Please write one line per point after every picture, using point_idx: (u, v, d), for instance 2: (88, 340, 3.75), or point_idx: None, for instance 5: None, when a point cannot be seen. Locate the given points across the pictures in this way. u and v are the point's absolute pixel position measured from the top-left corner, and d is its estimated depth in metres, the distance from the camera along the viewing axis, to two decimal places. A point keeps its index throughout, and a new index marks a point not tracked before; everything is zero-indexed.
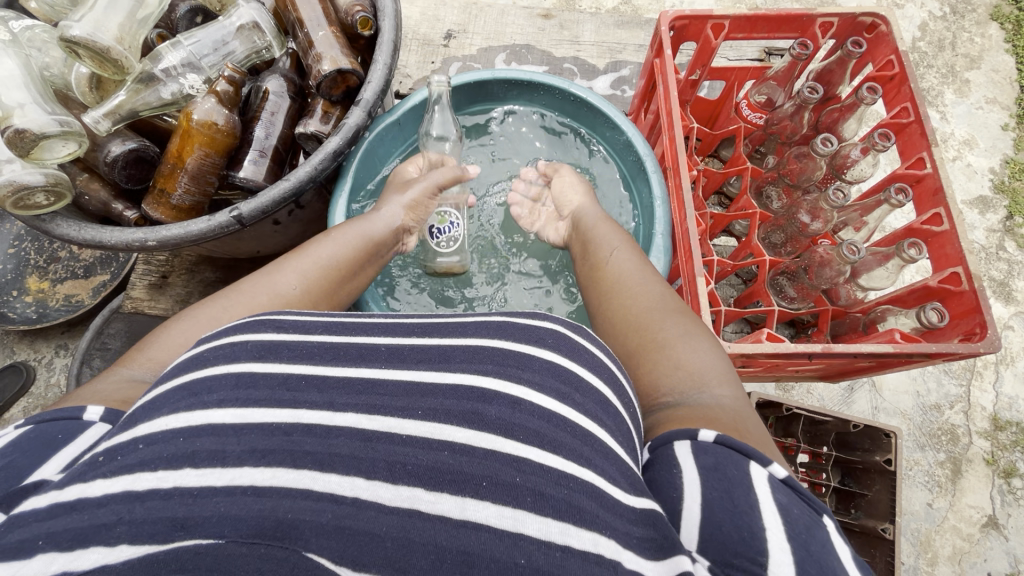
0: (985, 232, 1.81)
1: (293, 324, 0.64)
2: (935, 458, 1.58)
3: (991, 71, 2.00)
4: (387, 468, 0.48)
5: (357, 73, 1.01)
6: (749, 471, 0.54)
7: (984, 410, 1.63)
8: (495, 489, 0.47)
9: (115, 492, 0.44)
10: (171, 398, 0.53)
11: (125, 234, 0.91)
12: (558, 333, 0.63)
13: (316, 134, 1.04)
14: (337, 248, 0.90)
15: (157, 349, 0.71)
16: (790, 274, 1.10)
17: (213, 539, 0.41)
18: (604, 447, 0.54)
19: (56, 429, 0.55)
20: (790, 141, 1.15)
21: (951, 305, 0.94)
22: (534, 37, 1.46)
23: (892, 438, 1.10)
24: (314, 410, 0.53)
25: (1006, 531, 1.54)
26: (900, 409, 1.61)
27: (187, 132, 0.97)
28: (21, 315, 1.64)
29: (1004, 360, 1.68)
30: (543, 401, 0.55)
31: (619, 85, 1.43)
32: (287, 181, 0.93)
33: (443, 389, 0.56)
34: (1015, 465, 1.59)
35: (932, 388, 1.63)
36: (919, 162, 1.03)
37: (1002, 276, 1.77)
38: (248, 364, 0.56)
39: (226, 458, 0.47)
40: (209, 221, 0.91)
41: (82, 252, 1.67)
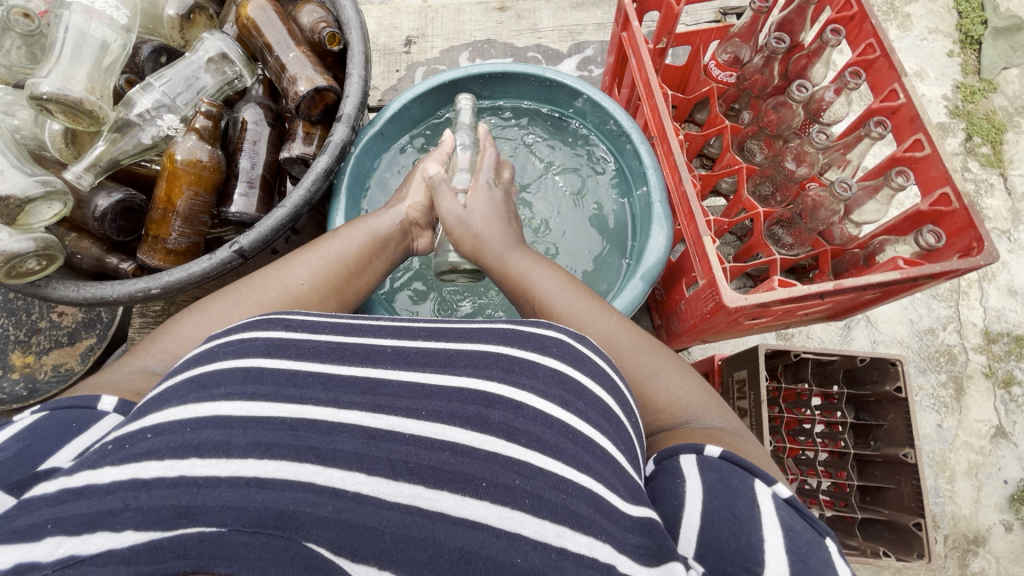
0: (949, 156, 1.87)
1: (302, 324, 0.64)
2: (937, 380, 1.63)
3: (929, 2, 2.06)
4: (388, 465, 0.50)
5: (334, 90, 1.01)
6: (753, 488, 0.60)
7: (976, 326, 1.69)
8: (494, 489, 0.50)
9: (122, 480, 0.45)
10: (182, 390, 0.54)
11: (127, 285, 0.89)
12: (562, 340, 0.65)
13: (302, 156, 1.03)
14: (344, 243, 0.92)
15: (169, 342, 0.73)
16: (785, 222, 1.13)
17: (216, 527, 0.42)
18: (605, 454, 0.57)
19: (71, 418, 0.57)
20: (763, 93, 1.19)
21: (945, 226, 0.97)
22: (494, 31, 1.46)
23: (898, 365, 1.14)
24: (320, 406, 0.54)
25: (1014, 438, 1.59)
26: (897, 339, 1.67)
27: (173, 174, 0.96)
28: (10, 393, 1.58)
29: (986, 276, 1.74)
30: (546, 407, 0.57)
31: (585, 65, 1.44)
32: (282, 208, 0.92)
33: (448, 391, 0.58)
34: (1013, 374, 1.65)
35: (923, 313, 1.69)
36: (893, 94, 1.06)
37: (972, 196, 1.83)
38: (258, 359, 0.58)
39: (231, 450, 0.48)
40: (210, 259, 0.90)
41: (62, 319, 1.62)
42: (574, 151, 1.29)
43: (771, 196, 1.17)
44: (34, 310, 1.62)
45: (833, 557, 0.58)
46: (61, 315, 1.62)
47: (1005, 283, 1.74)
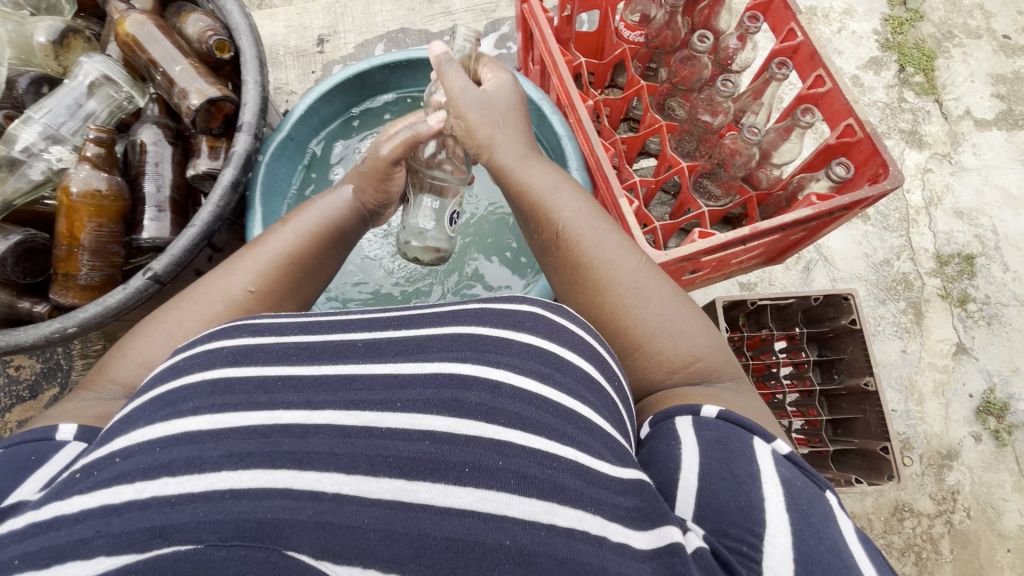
0: (885, 89, 1.91)
1: (269, 328, 0.64)
2: (897, 308, 1.68)
3: None
4: (367, 462, 0.49)
5: (229, 99, 1.01)
6: (753, 445, 0.60)
7: (927, 251, 1.74)
8: (477, 474, 0.49)
9: (93, 508, 0.43)
10: (149, 409, 0.52)
11: (42, 328, 0.87)
12: (535, 314, 0.64)
13: (210, 172, 1.03)
14: (283, 239, 0.87)
15: (117, 367, 0.71)
16: (709, 175, 1.15)
17: (191, 544, 0.40)
18: (588, 423, 0.57)
19: (31, 450, 0.56)
20: (673, 48, 1.18)
21: (853, 156, 1.01)
22: (406, 19, 1.46)
23: (851, 299, 1.17)
24: (293, 409, 0.52)
25: (974, 352, 1.65)
26: (856, 274, 1.71)
27: (71, 208, 0.93)
28: None
29: (932, 202, 1.78)
30: (526, 383, 0.57)
31: (503, 43, 1.42)
32: (193, 227, 0.90)
33: (423, 379, 0.56)
34: (967, 292, 1.70)
35: (877, 246, 1.73)
36: (790, 33, 1.08)
37: (910, 125, 1.87)
38: (225, 370, 0.56)
39: (204, 465, 0.46)
40: (124, 289, 0.88)
41: (20, 372, 1.58)
42: None
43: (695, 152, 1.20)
44: None
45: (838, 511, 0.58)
46: (19, 368, 1.57)
47: (951, 206, 1.78)
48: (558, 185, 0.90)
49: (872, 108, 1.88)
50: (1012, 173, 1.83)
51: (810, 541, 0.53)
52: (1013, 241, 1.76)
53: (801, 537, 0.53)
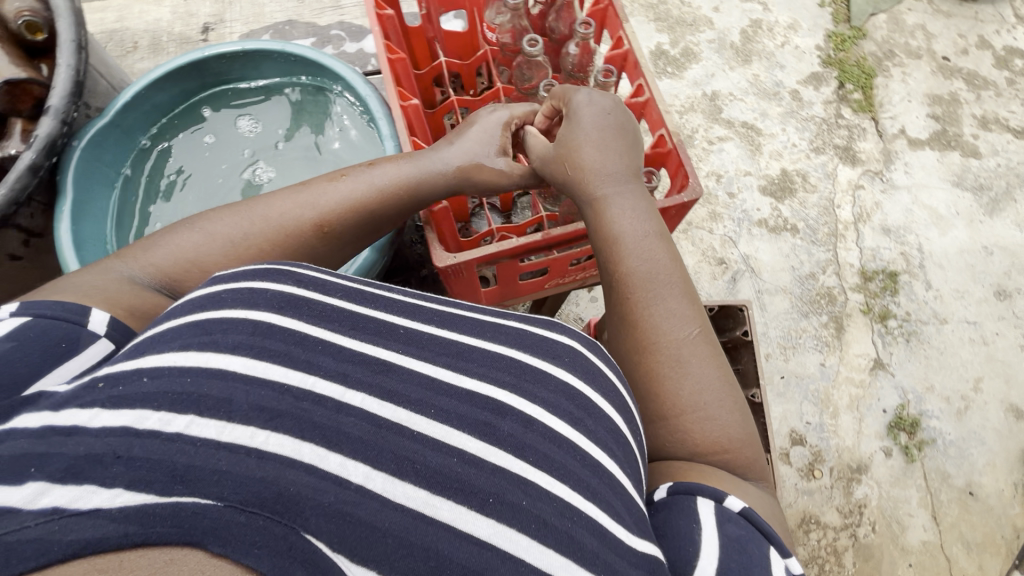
0: (823, 105, 1.93)
1: (314, 280, 0.63)
2: (819, 322, 1.69)
3: None
4: (394, 461, 0.49)
5: (35, 81, 1.17)
6: (769, 555, 0.64)
7: (853, 266, 1.76)
8: (501, 507, 0.49)
9: (115, 427, 0.43)
10: (185, 332, 0.52)
11: None
12: (573, 350, 0.69)
13: (18, 153, 1.15)
14: (365, 185, 0.84)
15: (162, 255, 0.72)
16: None
17: (212, 501, 0.39)
18: (611, 480, 0.58)
19: (60, 335, 0.56)
20: None
21: (670, 167, 0.99)
22: (295, 11, 1.64)
23: (744, 310, 1.17)
24: (328, 380, 0.52)
25: (891, 368, 1.67)
26: (781, 286, 1.72)
27: None
28: None
29: (861, 217, 1.81)
30: (556, 423, 0.58)
31: None
32: None
33: (458, 393, 0.57)
34: (888, 309, 1.72)
35: (804, 259, 1.75)
36: (620, 41, 1.03)
37: (845, 142, 1.89)
38: (268, 314, 0.56)
39: (231, 413, 0.46)
40: None
41: None
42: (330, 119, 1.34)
43: None
44: None
45: None
46: None
47: (879, 222, 1.81)
48: (641, 235, 0.80)
49: (808, 123, 1.90)
50: (941, 192, 1.86)
51: None
52: (938, 260, 1.78)
53: None
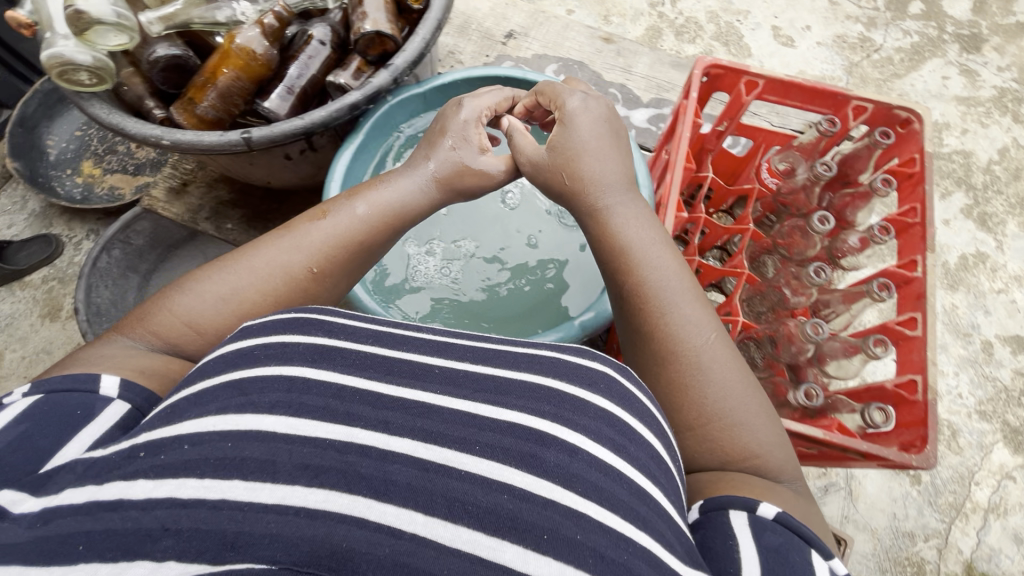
0: (1012, 373, 1.72)
1: (341, 329, 0.70)
2: None
3: None
4: (445, 505, 0.52)
5: (394, 40, 1.08)
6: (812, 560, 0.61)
7: (960, 553, 1.53)
8: (554, 542, 0.51)
9: (159, 497, 0.50)
10: (222, 395, 0.60)
11: (145, 127, 1.00)
12: (608, 376, 0.67)
13: (344, 86, 1.10)
14: (354, 223, 0.91)
15: (159, 321, 0.78)
16: (757, 342, 1.11)
17: (265, 563, 0.45)
18: (659, 509, 0.58)
19: (74, 404, 0.61)
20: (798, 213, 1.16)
21: (902, 412, 0.97)
22: (589, 57, 1.51)
23: (840, 544, 1.08)
24: (369, 430, 0.57)
25: None
26: (872, 526, 1.54)
27: (226, 53, 1.06)
28: (66, 193, 1.78)
29: (995, 509, 1.58)
30: (598, 451, 0.59)
31: (657, 121, 1.42)
32: (300, 120, 1.01)
33: (501, 427, 0.60)
34: None
35: (910, 514, 1.56)
36: (911, 264, 1.04)
37: (1018, 423, 1.66)
38: (302, 369, 0.63)
39: (276, 475, 0.52)
40: (221, 136, 1.00)
41: (137, 152, 1.85)
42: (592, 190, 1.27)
43: (760, 313, 1.16)
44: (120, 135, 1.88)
45: None
46: (138, 148, 1.85)
47: (1013, 525, 1.57)
48: (650, 245, 0.90)
49: (986, 382, 1.71)
50: None
51: None
52: None
53: None
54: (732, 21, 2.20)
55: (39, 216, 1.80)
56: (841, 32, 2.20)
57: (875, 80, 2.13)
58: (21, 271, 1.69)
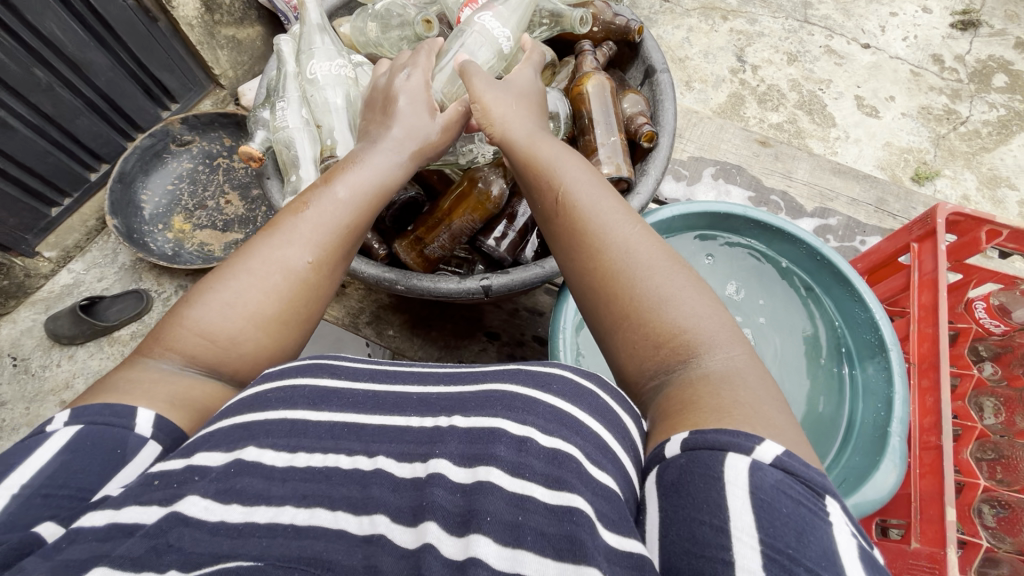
0: None
1: (343, 369, 0.65)
2: None
3: None
4: (411, 512, 0.49)
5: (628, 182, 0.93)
6: (730, 476, 0.46)
7: None
8: (496, 526, 0.46)
9: (166, 517, 0.46)
10: (231, 435, 0.54)
11: (377, 270, 0.86)
12: (567, 379, 0.60)
13: None
14: (341, 209, 0.73)
15: (184, 341, 0.65)
16: (993, 500, 1.08)
17: (251, 562, 0.44)
18: (605, 489, 0.50)
19: (111, 441, 0.53)
20: None
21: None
22: (747, 161, 1.48)
23: None
24: (353, 455, 0.54)
25: None
26: None
27: (465, 194, 0.91)
28: (158, 248, 1.79)
29: None
30: (546, 441, 0.52)
31: (822, 232, 1.41)
32: (542, 267, 0.85)
33: (456, 432, 0.54)
34: None
35: None
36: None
37: None
38: (303, 412, 0.57)
39: (270, 498, 0.49)
40: (459, 284, 0.85)
41: (227, 207, 1.89)
42: (816, 335, 1.17)
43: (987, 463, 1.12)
44: (210, 188, 1.90)
45: (843, 529, 0.45)
46: (228, 204, 1.89)
47: None
48: (565, 156, 0.77)
49: None
50: None
51: None
52: None
53: None
54: (814, 90, 2.19)
55: (130, 270, 1.82)
56: (924, 104, 2.18)
57: (964, 154, 2.10)
58: (110, 326, 1.67)
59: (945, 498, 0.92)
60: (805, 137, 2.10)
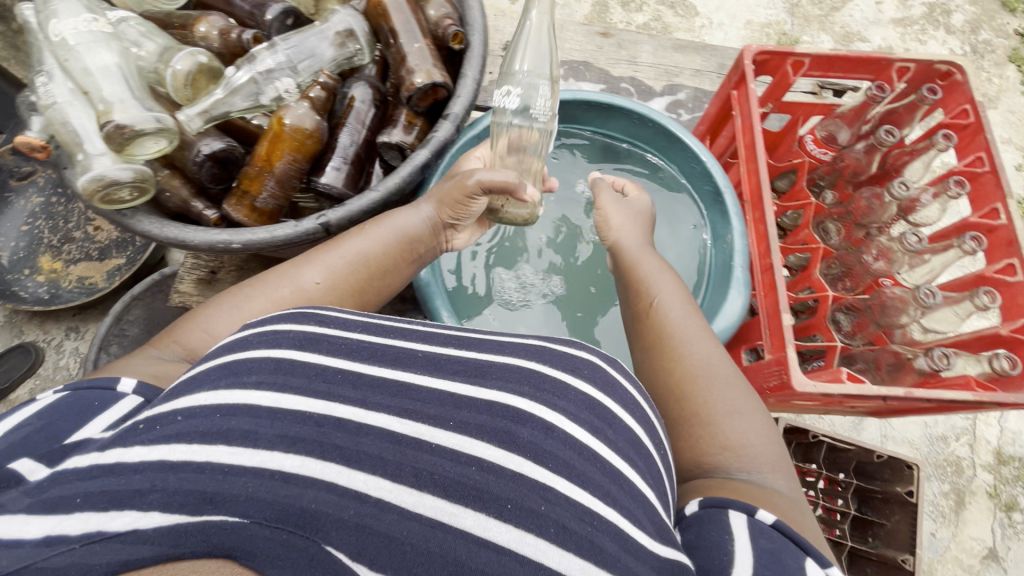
0: None
1: (334, 321, 0.68)
2: (939, 489, 1.58)
3: (1006, 112, 2.08)
4: (412, 474, 0.53)
5: (448, 87, 0.89)
6: (805, 566, 0.55)
7: (989, 444, 1.64)
8: (518, 513, 0.52)
9: (151, 460, 0.49)
10: (215, 374, 0.59)
11: (210, 234, 0.81)
12: (594, 364, 0.68)
13: (400, 145, 0.90)
14: (366, 242, 0.85)
15: (195, 339, 0.73)
16: (851, 310, 1.03)
17: (239, 517, 0.45)
18: (632, 488, 0.58)
19: (93, 397, 0.58)
20: (853, 179, 1.09)
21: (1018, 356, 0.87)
22: (593, 55, 1.41)
23: (914, 469, 1.12)
24: (348, 405, 0.58)
25: (1004, 564, 1.55)
26: (909, 439, 1.61)
27: (278, 136, 0.86)
28: (32, 294, 1.63)
29: None
30: (575, 431, 0.60)
31: (674, 108, 1.40)
32: (376, 190, 0.85)
33: (478, 404, 0.61)
34: (1016, 499, 1.60)
35: (940, 420, 1.64)
36: (992, 212, 0.95)
37: None
38: (288, 351, 0.62)
39: (257, 441, 0.52)
40: (295, 227, 0.83)
41: (97, 235, 1.70)
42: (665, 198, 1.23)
43: (840, 280, 1.08)
44: (72, 220, 1.71)
45: None
46: (98, 230, 1.70)
47: None
48: (674, 293, 0.89)
49: None
50: None
51: None
52: None
53: None
54: None
55: (10, 326, 1.68)
56: None
57: (817, 18, 2.20)
58: (7, 387, 1.55)
59: (781, 308, 0.92)
60: (672, 31, 2.13)
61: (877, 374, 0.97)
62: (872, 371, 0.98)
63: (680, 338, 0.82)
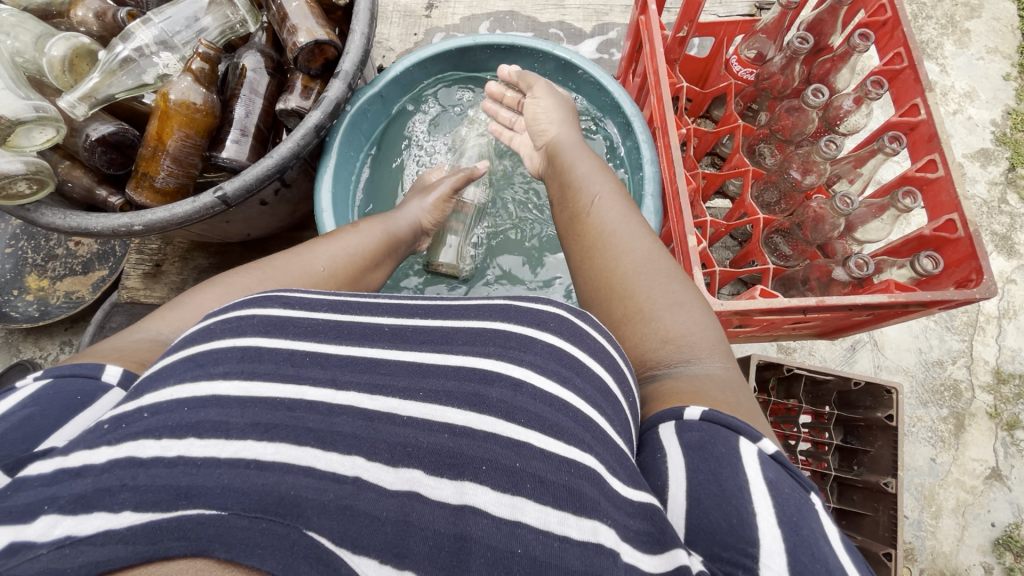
0: (987, 185, 1.70)
1: (302, 301, 0.57)
2: (937, 414, 1.50)
3: (992, 19, 1.87)
4: (388, 450, 0.43)
5: (336, 44, 0.94)
6: (738, 454, 0.48)
7: (987, 363, 1.55)
8: (494, 473, 0.42)
9: (119, 458, 0.39)
10: (178, 367, 0.47)
11: (111, 219, 0.86)
12: (562, 317, 0.56)
13: (298, 110, 0.96)
14: (362, 238, 0.90)
15: (192, 315, 0.67)
16: (784, 232, 1.03)
17: (215, 511, 0.36)
18: (606, 435, 0.47)
19: (74, 390, 0.52)
20: (782, 95, 1.05)
21: (945, 254, 0.87)
22: (518, 3, 1.42)
23: (892, 394, 1.11)
24: (319, 386, 0.47)
25: (1009, 482, 1.47)
26: (903, 367, 1.52)
27: (164, 113, 0.92)
28: (24, 313, 1.66)
29: (1006, 313, 1.59)
30: (546, 384, 0.49)
31: (607, 48, 1.38)
32: (270, 157, 0.87)
33: (445, 370, 0.50)
34: (1018, 417, 1.52)
35: (934, 344, 1.55)
36: (912, 109, 0.94)
37: (1005, 230, 1.66)
38: (255, 338, 0.50)
39: (230, 431, 0.42)
40: (193, 202, 0.87)
41: (78, 248, 1.69)
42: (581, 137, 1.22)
43: (775, 204, 1.05)
44: (52, 237, 1.70)
45: (821, 514, 0.47)
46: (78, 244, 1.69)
47: None
48: (610, 197, 0.86)
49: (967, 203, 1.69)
50: None
51: (805, 560, 0.42)
52: None
53: (795, 554, 0.42)
54: None
55: (7, 346, 1.73)
56: None
57: None
58: None
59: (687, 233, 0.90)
60: None
61: (813, 292, 0.96)
62: (808, 290, 0.97)
63: (598, 216, 0.83)
